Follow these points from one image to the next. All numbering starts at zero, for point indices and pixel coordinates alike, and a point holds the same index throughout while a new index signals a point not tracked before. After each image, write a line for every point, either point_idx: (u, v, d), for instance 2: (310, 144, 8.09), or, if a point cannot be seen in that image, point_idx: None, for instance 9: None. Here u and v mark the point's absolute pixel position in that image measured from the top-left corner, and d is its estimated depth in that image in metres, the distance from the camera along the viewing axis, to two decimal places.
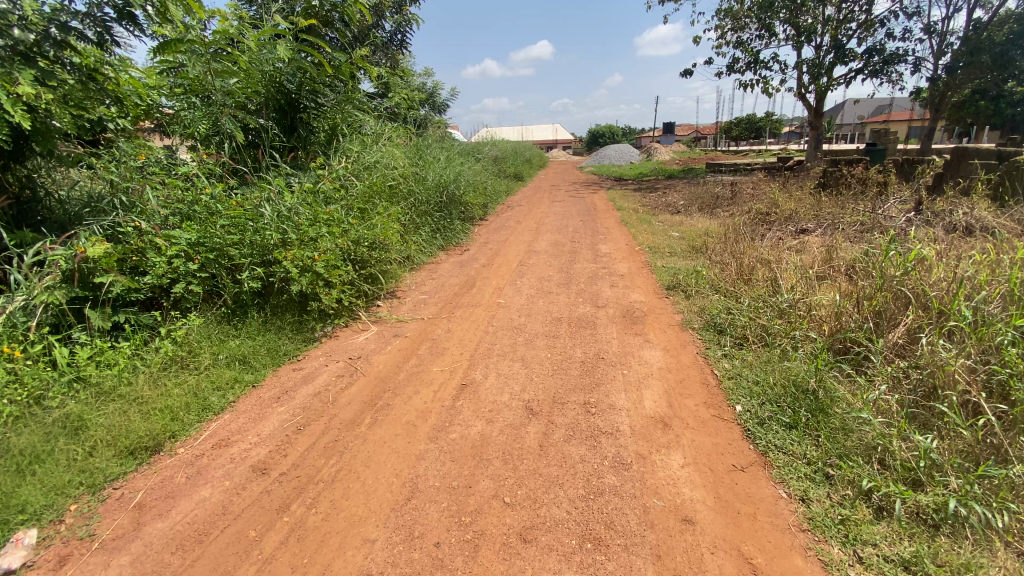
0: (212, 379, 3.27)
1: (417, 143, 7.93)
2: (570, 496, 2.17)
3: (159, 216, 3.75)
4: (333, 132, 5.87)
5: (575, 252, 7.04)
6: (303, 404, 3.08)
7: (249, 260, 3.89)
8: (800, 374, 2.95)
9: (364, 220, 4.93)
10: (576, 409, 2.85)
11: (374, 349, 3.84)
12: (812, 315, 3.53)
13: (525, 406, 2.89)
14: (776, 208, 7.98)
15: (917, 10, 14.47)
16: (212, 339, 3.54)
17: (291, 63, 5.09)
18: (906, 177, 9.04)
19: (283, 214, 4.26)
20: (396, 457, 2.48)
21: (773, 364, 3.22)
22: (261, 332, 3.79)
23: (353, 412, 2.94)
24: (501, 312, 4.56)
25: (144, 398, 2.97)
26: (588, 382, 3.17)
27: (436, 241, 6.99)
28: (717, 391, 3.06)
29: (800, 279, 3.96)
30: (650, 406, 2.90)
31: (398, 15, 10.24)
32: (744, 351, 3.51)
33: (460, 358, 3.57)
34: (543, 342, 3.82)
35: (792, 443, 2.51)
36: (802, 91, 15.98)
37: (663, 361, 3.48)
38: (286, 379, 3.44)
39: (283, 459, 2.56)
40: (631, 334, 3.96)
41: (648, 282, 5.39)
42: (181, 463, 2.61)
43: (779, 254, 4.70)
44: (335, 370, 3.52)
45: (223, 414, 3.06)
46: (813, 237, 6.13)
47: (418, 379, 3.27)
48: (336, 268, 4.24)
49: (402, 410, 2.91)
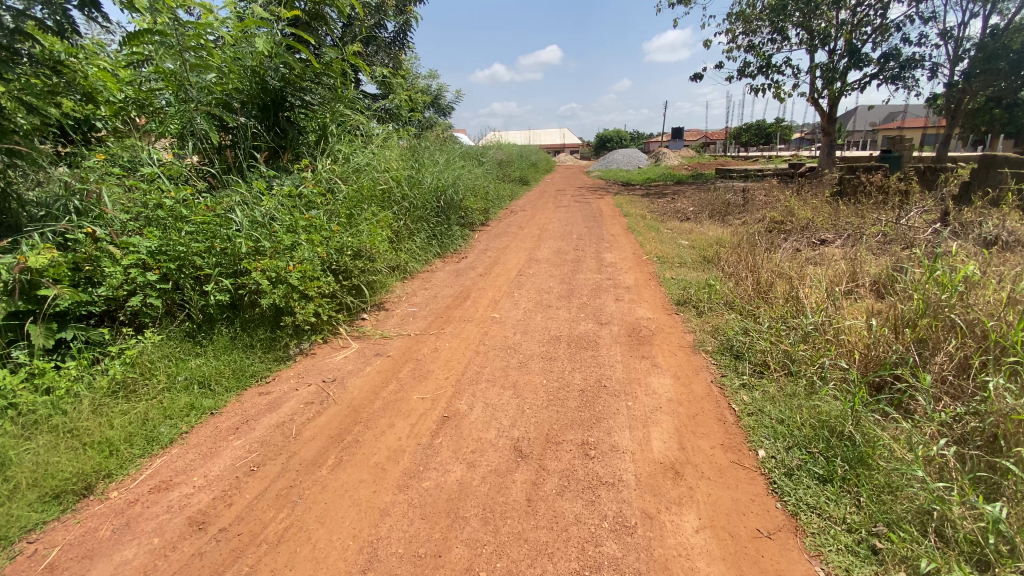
0: (165, 406, 2.92)
1: (416, 145, 7.60)
2: (560, 571, 1.78)
3: (118, 222, 3.42)
4: (323, 132, 5.55)
5: (578, 261, 6.65)
6: (262, 438, 2.71)
7: (217, 271, 3.53)
8: (832, 414, 2.54)
9: (349, 227, 4.59)
10: (572, 452, 2.46)
11: (351, 371, 3.46)
12: (841, 341, 3.12)
13: (513, 447, 2.50)
14: (792, 216, 7.52)
15: (934, 15, 14.02)
16: (170, 360, 3.18)
17: (274, 58, 4.73)
18: (928, 185, 8.58)
19: (257, 220, 3.91)
20: (357, 511, 2.11)
21: (800, 400, 2.82)
22: (227, 350, 3.43)
23: (315, 450, 2.57)
24: (495, 328, 4.17)
25: (81, 429, 2.61)
26: (587, 416, 2.77)
27: (432, 248, 6.65)
28: (736, 431, 2.66)
29: (826, 299, 3.56)
30: (659, 449, 2.50)
31: (400, 15, 9.90)
32: (766, 381, 3.10)
33: (445, 384, 3.19)
34: (538, 365, 3.43)
35: (829, 503, 2.11)
36: (814, 96, 15.54)
37: (673, 391, 3.08)
38: (249, 406, 3.06)
39: (225, 511, 2.19)
40: (637, 357, 3.58)
41: (656, 296, 5.00)
42: (111, 512, 2.25)
43: (801, 268, 4.31)
44: (304, 396, 3.14)
45: (172, 447, 2.70)
46: (833, 249, 5.70)
47: (395, 410, 2.89)
48: (314, 279, 3.87)
49: (372, 449, 2.53)
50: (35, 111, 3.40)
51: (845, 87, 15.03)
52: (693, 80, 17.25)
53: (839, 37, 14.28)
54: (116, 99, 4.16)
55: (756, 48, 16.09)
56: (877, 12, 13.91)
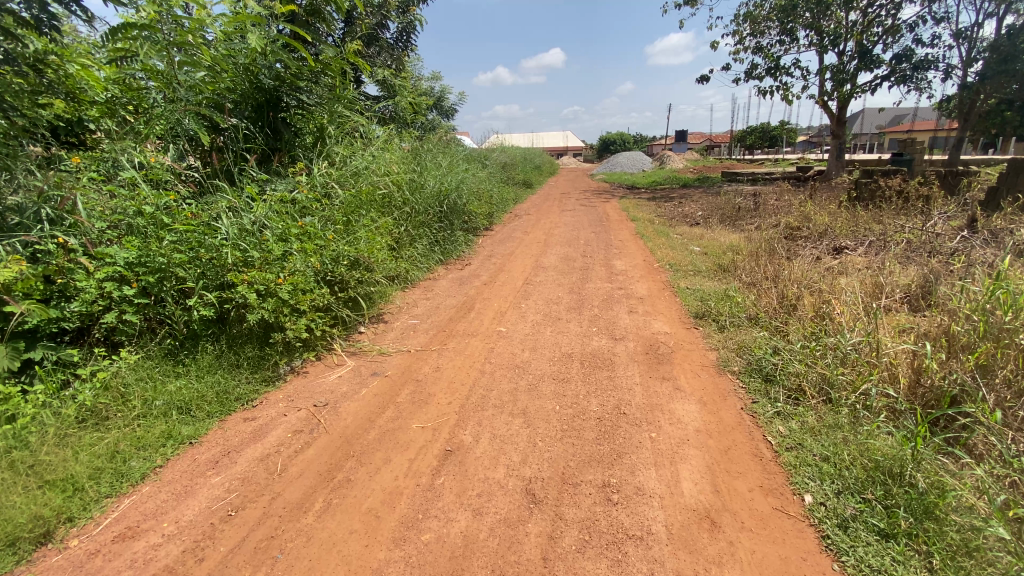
0: (139, 436, 2.64)
1: (417, 147, 7.30)
2: None
3: (94, 231, 3.13)
4: (320, 134, 5.27)
5: (586, 269, 6.36)
6: (243, 474, 2.43)
7: (201, 284, 3.24)
8: (888, 455, 2.24)
9: (346, 234, 4.32)
10: (592, 496, 2.16)
11: (345, 394, 3.17)
12: (887, 366, 2.82)
13: (525, 490, 2.21)
14: (808, 221, 7.19)
15: (947, 15, 13.71)
16: (147, 382, 2.89)
17: (268, 56, 4.38)
18: (949, 190, 8.27)
19: (246, 228, 3.62)
20: (346, 571, 1.82)
21: (845, 434, 2.52)
22: (211, 369, 3.14)
23: (301, 490, 2.28)
24: (501, 344, 3.88)
25: (43, 465, 2.32)
26: (607, 451, 2.48)
27: (435, 255, 6.38)
28: (776, 470, 2.37)
29: (865, 317, 3.26)
30: (690, 493, 2.21)
31: (401, 16, 9.63)
32: (804, 410, 2.80)
33: (448, 410, 2.89)
34: (550, 388, 3.14)
35: (896, 565, 1.82)
36: (824, 99, 15.26)
37: (700, 420, 2.78)
38: (232, 434, 2.78)
39: (195, 568, 1.90)
40: (657, 378, 3.28)
41: (672, 308, 4.70)
42: (68, 565, 1.97)
43: (831, 281, 4.01)
44: (293, 424, 2.85)
45: (143, 484, 2.41)
46: (856, 258, 5.38)
47: (393, 442, 2.60)
48: (307, 292, 3.59)
49: (365, 490, 2.25)
50: (14, 112, 3.05)
51: (855, 90, 14.74)
52: (700, 83, 16.94)
53: (850, 39, 13.97)
54: (102, 98, 3.89)
55: (764, 50, 15.79)
56: (888, 12, 13.61)
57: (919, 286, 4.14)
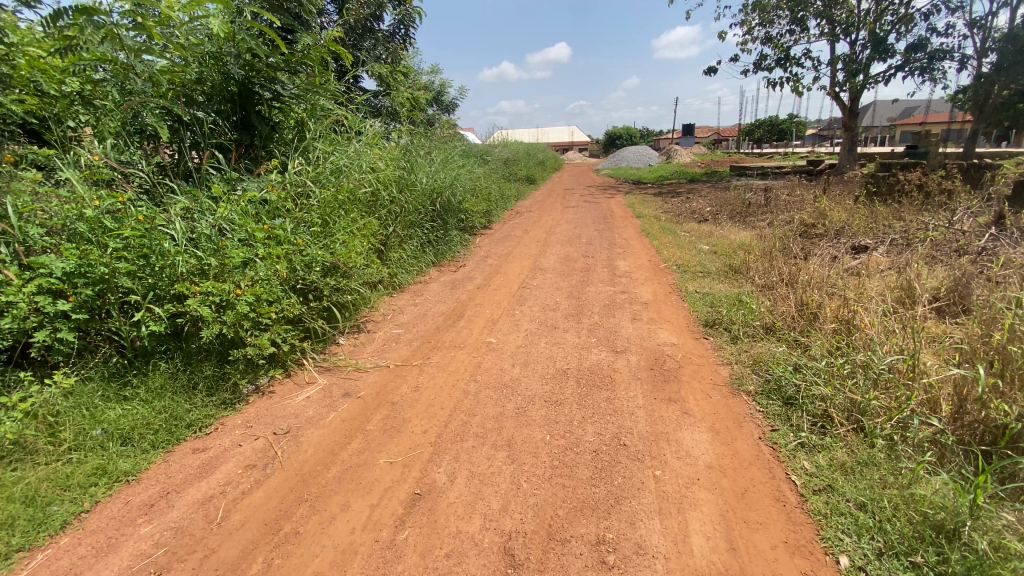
0: (67, 473, 2.29)
1: (411, 143, 6.96)
2: None
3: (29, 237, 2.78)
4: (299, 130, 4.91)
5: (588, 269, 6.00)
6: (178, 523, 2.08)
7: (151, 295, 2.89)
8: (941, 506, 1.85)
9: (322, 237, 3.98)
10: (584, 558, 1.80)
11: (309, 419, 2.82)
12: (926, 390, 2.43)
13: (503, 549, 1.85)
14: (823, 217, 6.77)
15: (961, 4, 13.16)
16: (83, 409, 2.55)
17: (237, 43, 3.99)
18: (971, 184, 7.81)
19: (204, 233, 3.28)
20: None
21: (883, 476, 2.14)
22: (160, 391, 2.79)
23: (240, 546, 1.94)
24: (489, 359, 3.51)
25: None
26: (602, 495, 2.11)
27: (427, 256, 6.06)
28: (802, 520, 2.00)
29: (898, 330, 2.86)
30: (700, 552, 1.85)
31: (398, 7, 9.29)
32: (832, 442, 2.41)
33: (422, 441, 2.54)
34: (541, 412, 2.77)
35: None
36: (836, 90, 14.72)
37: (712, 454, 2.41)
38: (178, 469, 2.44)
39: None
40: (662, 400, 2.91)
41: (678, 314, 4.34)
42: None
43: (856, 284, 3.62)
44: (246, 457, 2.50)
45: (64, 534, 2.06)
46: (878, 258, 4.96)
47: (355, 483, 2.25)
48: (272, 303, 3.24)
49: (314, 548, 1.90)
50: None
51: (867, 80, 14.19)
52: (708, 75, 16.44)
53: (862, 27, 13.41)
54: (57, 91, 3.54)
55: (773, 40, 15.28)
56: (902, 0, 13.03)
57: (950, 291, 3.75)
